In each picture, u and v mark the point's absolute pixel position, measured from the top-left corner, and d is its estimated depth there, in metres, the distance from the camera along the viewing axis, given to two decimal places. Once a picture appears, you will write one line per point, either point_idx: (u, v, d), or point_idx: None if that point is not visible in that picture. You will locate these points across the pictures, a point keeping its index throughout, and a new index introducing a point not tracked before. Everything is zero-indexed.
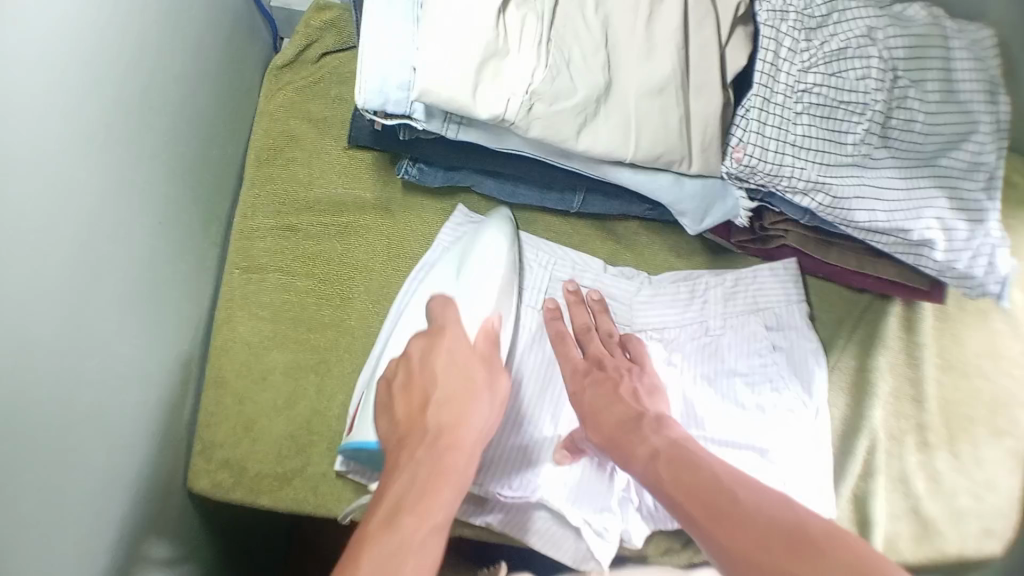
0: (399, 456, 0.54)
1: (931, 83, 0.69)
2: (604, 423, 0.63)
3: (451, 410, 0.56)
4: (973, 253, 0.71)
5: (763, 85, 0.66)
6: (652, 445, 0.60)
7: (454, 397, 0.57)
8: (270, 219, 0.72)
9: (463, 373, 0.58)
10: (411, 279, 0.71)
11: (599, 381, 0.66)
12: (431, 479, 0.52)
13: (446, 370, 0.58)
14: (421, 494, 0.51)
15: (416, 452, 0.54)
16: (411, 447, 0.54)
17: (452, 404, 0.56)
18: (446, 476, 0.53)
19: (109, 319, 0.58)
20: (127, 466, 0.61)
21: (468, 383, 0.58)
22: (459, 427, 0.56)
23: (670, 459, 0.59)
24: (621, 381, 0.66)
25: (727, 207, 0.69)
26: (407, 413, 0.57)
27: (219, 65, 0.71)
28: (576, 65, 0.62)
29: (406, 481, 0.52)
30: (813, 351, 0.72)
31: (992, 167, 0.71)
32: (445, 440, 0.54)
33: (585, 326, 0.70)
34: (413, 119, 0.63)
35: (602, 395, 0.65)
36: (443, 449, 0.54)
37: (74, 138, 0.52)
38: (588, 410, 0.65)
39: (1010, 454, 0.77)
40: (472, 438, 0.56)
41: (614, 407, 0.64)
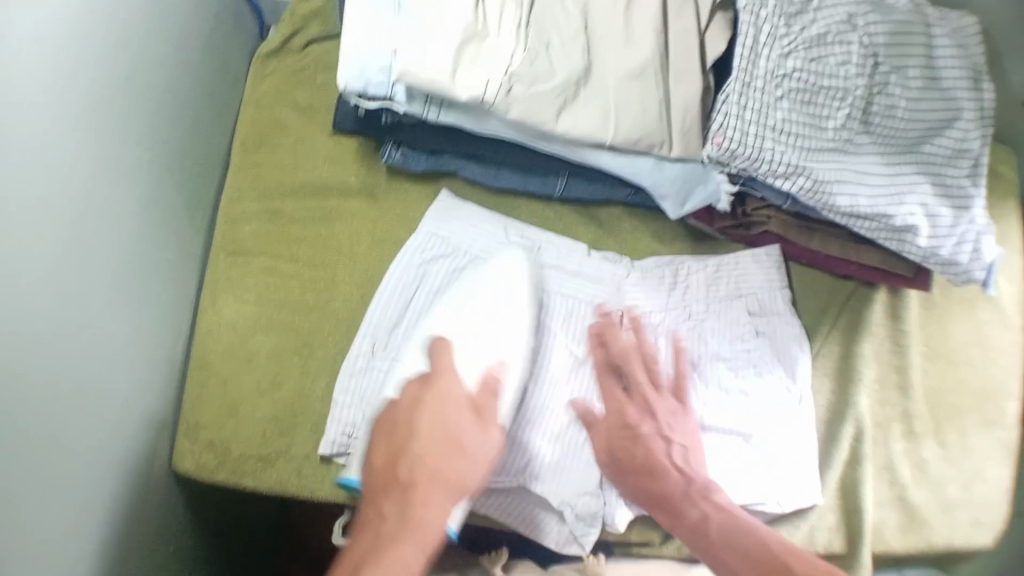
0: (369, 514, 0.60)
1: (914, 70, 0.70)
2: (654, 484, 0.66)
3: (426, 469, 0.62)
4: (957, 240, 0.70)
5: (744, 70, 0.67)
6: (700, 517, 0.64)
7: (428, 458, 0.62)
8: (255, 203, 0.73)
9: (445, 432, 0.63)
10: (399, 263, 0.71)
11: (647, 446, 0.68)
12: (391, 544, 0.58)
13: (428, 428, 0.63)
14: (377, 560, 0.57)
15: (383, 516, 0.60)
16: (379, 507, 0.61)
17: (427, 466, 0.62)
18: (410, 539, 0.59)
19: (93, 300, 0.58)
20: (114, 447, 0.61)
21: (445, 442, 0.63)
22: (429, 487, 0.61)
23: (718, 530, 0.63)
24: (669, 439, 0.68)
25: (707, 191, 0.70)
26: (389, 461, 0.63)
27: (206, 53, 0.71)
28: (554, 49, 0.62)
29: (367, 547, 0.58)
30: (797, 337, 0.73)
31: (976, 155, 0.71)
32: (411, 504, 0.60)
33: (625, 355, 0.71)
34: (395, 102, 0.63)
35: (653, 460, 0.67)
36: (413, 513, 0.60)
37: (60, 112, 0.53)
38: (634, 462, 0.67)
39: (1000, 444, 0.77)
40: (439, 497, 0.61)
41: (664, 477, 0.66)
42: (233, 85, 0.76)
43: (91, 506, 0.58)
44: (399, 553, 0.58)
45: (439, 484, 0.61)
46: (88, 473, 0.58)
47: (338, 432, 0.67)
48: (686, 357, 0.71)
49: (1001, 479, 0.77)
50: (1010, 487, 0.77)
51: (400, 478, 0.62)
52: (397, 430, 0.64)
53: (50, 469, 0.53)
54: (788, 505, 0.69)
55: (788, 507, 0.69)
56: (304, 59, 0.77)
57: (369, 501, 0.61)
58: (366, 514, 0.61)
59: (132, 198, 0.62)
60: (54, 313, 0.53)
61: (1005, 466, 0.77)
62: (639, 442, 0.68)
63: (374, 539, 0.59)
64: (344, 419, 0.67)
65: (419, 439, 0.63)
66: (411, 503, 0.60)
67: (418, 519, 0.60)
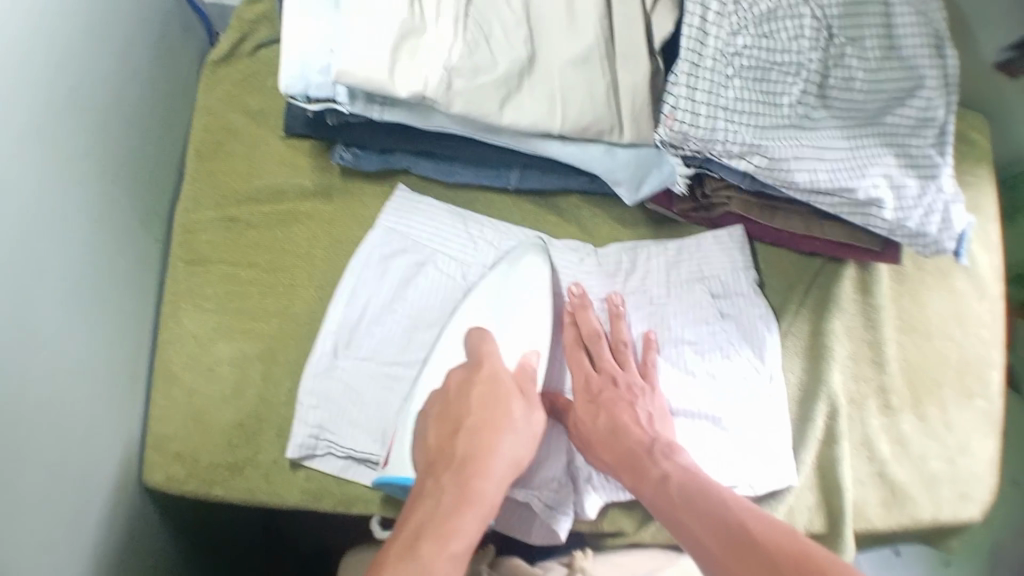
0: (426, 484, 0.61)
1: (870, 40, 0.68)
2: (616, 448, 0.67)
3: (480, 441, 0.62)
4: (925, 211, 0.69)
5: (691, 50, 0.65)
6: (660, 472, 0.63)
7: (480, 432, 0.63)
8: (211, 211, 0.72)
9: (497, 407, 0.63)
10: (359, 258, 0.71)
11: (609, 408, 0.68)
12: (456, 505, 0.59)
13: (485, 404, 0.64)
14: (447, 521, 0.58)
15: (443, 479, 0.61)
16: (441, 472, 0.61)
17: (481, 438, 0.63)
18: (469, 505, 0.59)
19: (51, 317, 0.57)
20: (82, 463, 0.61)
21: (500, 417, 0.63)
22: (487, 460, 0.62)
23: (680, 486, 0.62)
24: (635, 405, 0.69)
25: (663, 174, 0.69)
26: (448, 437, 0.63)
27: (151, 59, 0.71)
28: (496, 38, 0.60)
29: (433, 508, 0.59)
30: (761, 317, 0.73)
31: (942, 122, 0.69)
32: (472, 471, 0.61)
33: (592, 333, 0.71)
34: (337, 103, 0.62)
35: (611, 413, 0.68)
36: (469, 479, 0.60)
37: (9, 127, 0.52)
38: (597, 426, 0.68)
39: (980, 414, 0.76)
40: (498, 468, 0.61)
41: (627, 435, 0.67)
42: (181, 91, 0.76)
43: (60, 524, 0.58)
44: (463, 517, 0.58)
45: (496, 458, 0.62)
46: (54, 491, 0.57)
47: (305, 435, 0.67)
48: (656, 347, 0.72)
49: (985, 452, 0.75)
50: (995, 459, 0.75)
51: (459, 452, 0.62)
52: (451, 407, 0.64)
53: (17, 490, 0.53)
54: (762, 488, 0.69)
55: (762, 490, 0.69)
56: (255, 63, 0.76)
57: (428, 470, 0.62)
58: (424, 483, 0.61)
59: (85, 211, 0.61)
60: (13, 333, 0.53)
61: (990, 439, 0.76)
62: (602, 403, 0.69)
63: (442, 500, 0.59)
64: (310, 422, 0.67)
65: (476, 413, 0.64)
66: (469, 470, 0.61)
67: (474, 483, 0.60)
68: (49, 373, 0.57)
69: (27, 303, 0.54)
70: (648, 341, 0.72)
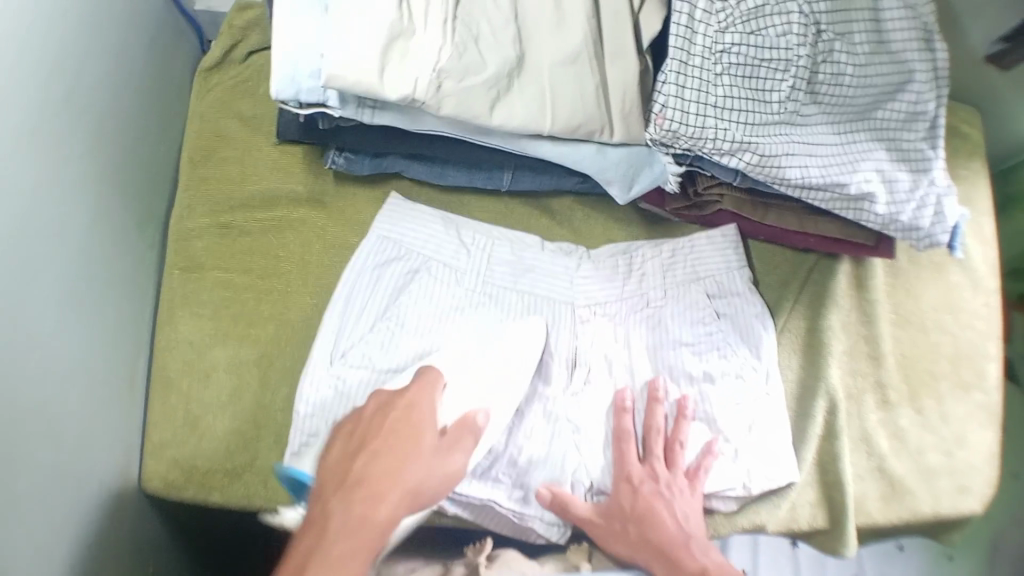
0: (313, 514, 0.56)
1: (858, 35, 0.67)
2: (652, 547, 0.63)
3: (366, 503, 0.56)
4: (918, 204, 0.69)
5: (679, 48, 0.65)
6: (701, 569, 0.60)
7: (369, 492, 0.57)
8: (202, 218, 0.72)
9: (402, 443, 0.60)
10: (352, 266, 0.71)
11: (647, 504, 0.64)
12: (320, 570, 0.52)
13: (389, 436, 0.60)
14: (326, 557, 0.53)
15: (332, 508, 0.56)
16: (329, 499, 0.57)
17: (372, 494, 0.57)
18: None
19: (48, 325, 0.57)
20: (80, 471, 0.61)
21: (407, 454, 0.60)
22: (370, 526, 0.55)
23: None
24: (672, 503, 0.64)
25: (655, 173, 0.70)
26: (338, 491, 0.57)
27: (143, 69, 0.71)
28: (485, 39, 0.60)
29: (312, 544, 0.54)
30: (757, 315, 0.72)
31: (932, 116, 0.70)
32: (352, 532, 0.54)
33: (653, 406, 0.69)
34: (328, 106, 0.62)
35: (650, 513, 0.64)
36: (356, 515, 0.55)
37: (6, 133, 0.52)
38: (639, 511, 0.64)
39: (978, 407, 0.76)
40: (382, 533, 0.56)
41: (662, 528, 0.63)
42: (173, 99, 0.76)
43: (60, 533, 0.58)
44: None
45: (383, 522, 0.56)
46: (54, 500, 0.58)
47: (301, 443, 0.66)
48: (688, 413, 0.69)
49: (983, 444, 0.75)
50: (994, 451, 0.75)
51: (341, 507, 0.56)
52: (355, 435, 0.61)
53: (16, 500, 0.53)
54: (757, 488, 0.68)
55: (757, 489, 0.68)
56: (248, 70, 0.77)
57: (309, 519, 0.56)
58: (312, 509, 0.57)
59: (80, 218, 0.61)
60: (13, 344, 0.53)
61: (988, 431, 0.76)
62: (640, 500, 0.65)
63: (314, 565, 0.53)
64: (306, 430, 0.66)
65: (373, 468, 0.58)
66: (341, 536, 0.54)
67: (360, 517, 0.55)
68: (48, 382, 0.57)
69: (25, 313, 0.54)
70: (680, 412, 0.68)
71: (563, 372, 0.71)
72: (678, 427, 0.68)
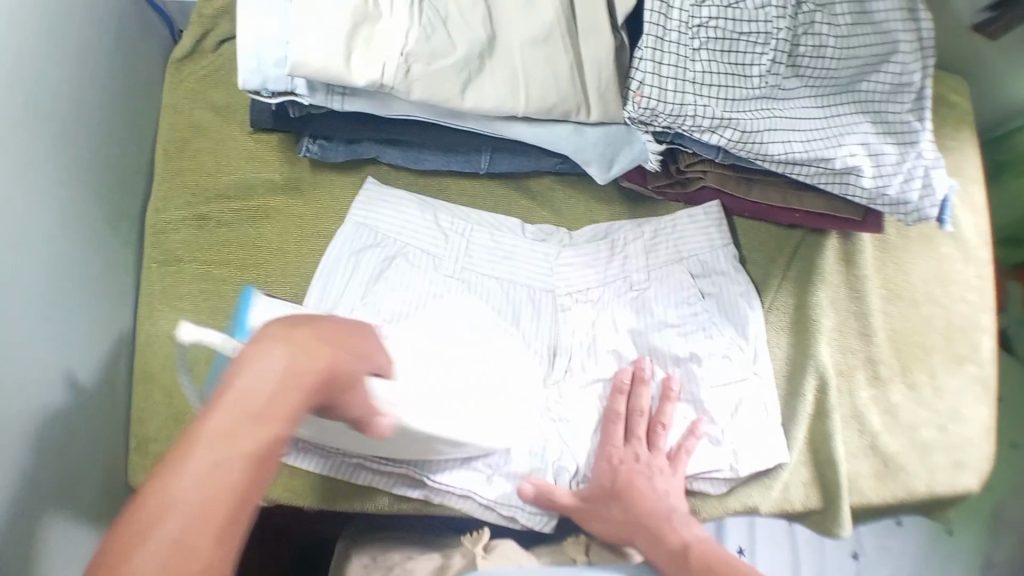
0: (239, 372, 0.38)
1: (840, 6, 0.66)
2: (638, 523, 0.64)
3: (323, 347, 0.42)
4: (905, 177, 0.68)
5: (654, 24, 0.63)
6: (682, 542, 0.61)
7: (313, 343, 0.41)
8: (180, 210, 0.72)
9: (371, 340, 0.49)
10: (329, 255, 0.70)
11: (626, 479, 0.65)
12: (247, 428, 0.37)
13: (361, 329, 0.48)
14: (246, 432, 0.37)
15: (279, 360, 0.39)
16: (283, 349, 0.40)
17: (328, 346, 0.42)
18: (268, 433, 0.38)
19: (25, 325, 0.56)
20: (71, 472, 0.60)
21: (348, 331, 0.46)
22: (307, 378, 0.40)
23: (695, 559, 0.59)
24: (653, 479, 0.65)
25: (634, 152, 0.68)
26: (276, 341, 0.40)
27: (110, 62, 0.69)
28: (453, 22, 0.60)
29: (241, 408, 0.37)
30: (743, 294, 0.72)
31: (919, 87, 0.68)
32: (296, 381, 0.39)
33: (640, 388, 0.68)
34: (297, 95, 0.62)
35: (631, 488, 0.64)
36: (299, 380, 0.39)
37: None
38: (622, 485, 0.65)
39: (971, 379, 0.75)
40: (330, 388, 0.42)
41: (643, 504, 0.64)
42: (144, 92, 0.75)
43: (54, 536, 0.57)
44: (260, 440, 0.37)
45: (322, 377, 0.41)
46: (48, 503, 0.56)
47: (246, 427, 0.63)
48: (673, 395, 0.68)
49: (976, 417, 0.74)
50: (988, 423, 0.75)
51: (281, 350, 0.40)
52: (313, 319, 0.44)
53: (10, 501, 0.52)
54: (744, 469, 0.68)
55: (744, 471, 0.68)
56: (219, 59, 0.76)
57: (235, 363, 0.39)
58: (251, 359, 0.39)
59: (50, 216, 0.60)
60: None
61: (982, 404, 0.75)
62: (619, 476, 0.65)
63: (241, 415, 0.37)
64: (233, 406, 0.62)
65: (325, 328, 0.44)
66: (271, 392, 0.38)
67: (310, 382, 0.40)
68: (30, 384, 0.56)
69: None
70: (666, 392, 0.68)
71: (543, 358, 0.71)
72: (663, 408, 0.68)
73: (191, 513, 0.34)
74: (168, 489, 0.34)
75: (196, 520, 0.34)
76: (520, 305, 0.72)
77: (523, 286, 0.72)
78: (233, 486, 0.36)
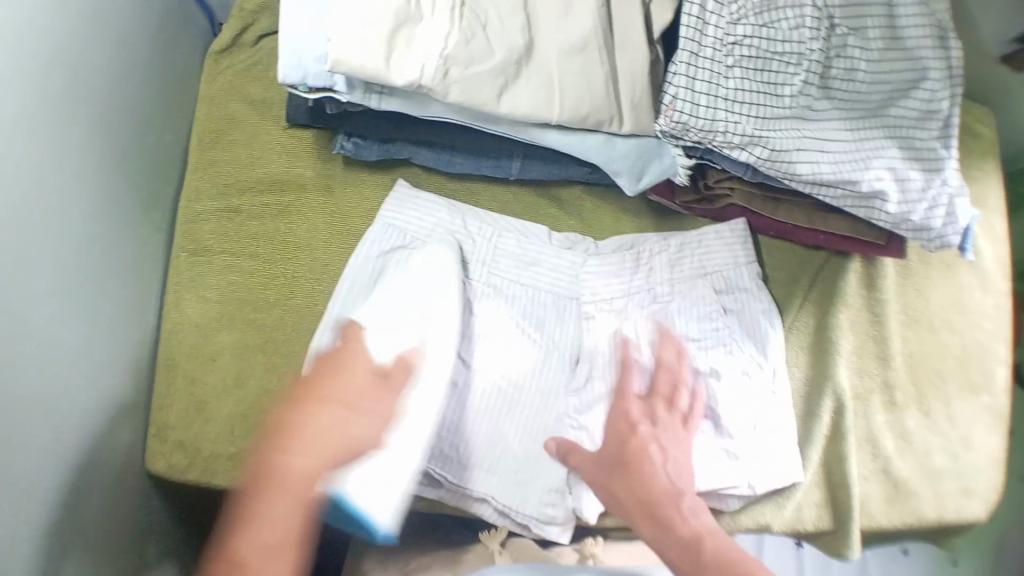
0: (269, 463, 0.57)
1: (873, 30, 0.66)
2: (629, 495, 0.62)
3: (307, 441, 0.57)
4: (929, 204, 0.68)
5: (690, 39, 0.64)
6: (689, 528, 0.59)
7: (310, 430, 0.58)
8: (212, 202, 0.73)
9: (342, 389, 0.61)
10: (358, 254, 0.71)
11: (636, 451, 0.63)
12: (281, 495, 0.56)
13: (336, 393, 0.60)
14: (274, 507, 0.55)
15: (288, 448, 0.57)
16: (291, 440, 0.57)
17: (315, 427, 0.58)
18: (309, 485, 0.57)
19: (49, 304, 0.57)
20: (86, 453, 0.61)
21: (326, 393, 0.60)
22: (320, 456, 0.57)
23: (709, 552, 0.57)
24: (661, 451, 0.64)
25: (664, 165, 0.69)
26: (287, 441, 0.57)
27: (152, 55, 0.71)
28: (493, 28, 0.61)
29: (270, 488, 0.56)
30: (765, 313, 0.73)
31: (947, 115, 0.68)
32: (307, 471, 0.57)
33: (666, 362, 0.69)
34: (335, 91, 0.63)
35: (640, 460, 0.63)
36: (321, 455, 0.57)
37: (16, 110, 0.52)
38: (630, 463, 0.63)
39: (986, 410, 0.75)
40: (336, 460, 0.58)
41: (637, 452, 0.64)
42: (184, 81, 0.76)
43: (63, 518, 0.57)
44: (292, 499, 0.56)
45: (325, 446, 0.58)
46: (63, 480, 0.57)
47: None
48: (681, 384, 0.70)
49: (989, 447, 0.75)
50: (999, 453, 0.75)
51: (292, 456, 0.57)
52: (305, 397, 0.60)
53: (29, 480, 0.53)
54: (760, 487, 0.69)
55: (759, 488, 0.69)
56: (258, 54, 0.77)
57: (274, 463, 0.57)
58: (272, 460, 0.57)
59: (78, 199, 0.60)
60: (14, 327, 0.52)
61: (995, 434, 0.75)
62: (629, 447, 0.64)
63: (284, 492, 0.56)
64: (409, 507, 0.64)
65: (310, 402, 0.60)
66: (297, 474, 0.56)
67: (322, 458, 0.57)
68: (52, 361, 0.57)
69: (29, 291, 0.54)
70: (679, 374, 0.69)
71: (564, 371, 0.71)
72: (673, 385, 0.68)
73: (275, 543, 0.54)
74: (248, 550, 0.54)
75: (275, 548, 0.54)
76: (544, 312, 0.73)
77: (547, 296, 0.73)
78: (290, 526, 0.55)
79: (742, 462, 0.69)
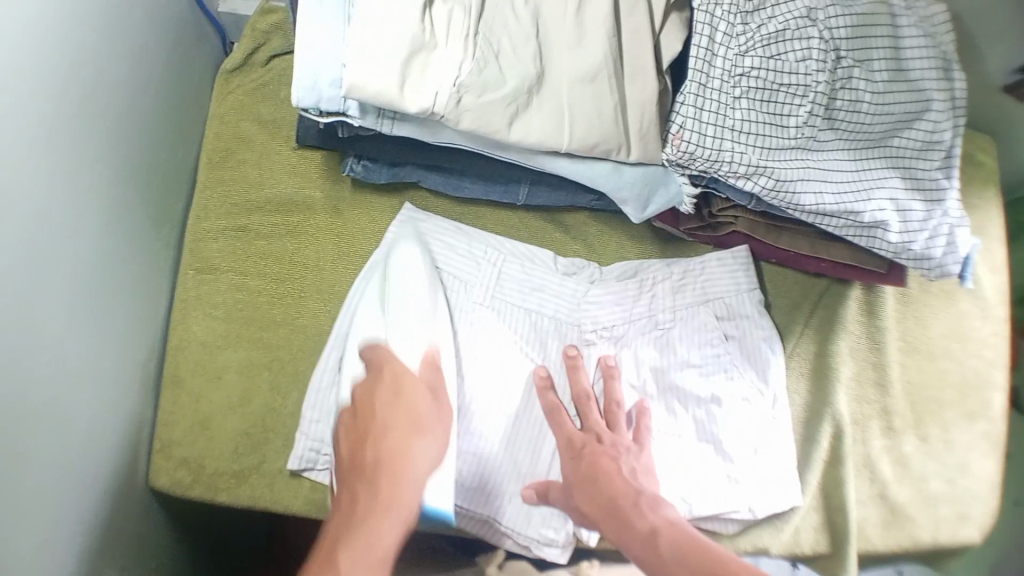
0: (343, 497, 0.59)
1: (879, 62, 0.67)
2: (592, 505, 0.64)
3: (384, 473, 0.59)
4: (930, 233, 0.69)
5: (699, 71, 0.64)
6: (649, 525, 0.60)
7: (375, 461, 0.60)
8: (220, 220, 0.73)
9: (399, 411, 0.63)
10: (363, 276, 0.72)
11: (593, 460, 0.67)
12: (373, 518, 0.57)
13: (393, 414, 0.62)
14: (364, 522, 0.56)
15: (355, 485, 0.59)
16: (357, 475, 0.60)
17: (382, 454, 0.60)
18: (395, 509, 0.58)
19: (61, 320, 0.57)
20: (91, 467, 0.61)
21: (378, 418, 0.62)
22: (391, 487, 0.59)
23: (667, 540, 0.59)
24: (620, 459, 0.67)
25: (670, 194, 0.70)
26: (357, 480, 0.59)
27: (164, 72, 0.71)
28: (505, 56, 0.61)
29: (349, 514, 0.57)
30: (766, 339, 0.74)
31: (948, 146, 0.70)
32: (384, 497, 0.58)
33: (581, 391, 0.70)
34: (348, 116, 0.63)
35: (597, 470, 0.66)
36: (394, 485, 0.59)
37: (35, 127, 0.53)
38: (595, 476, 0.65)
39: (982, 436, 0.76)
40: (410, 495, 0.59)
41: (611, 486, 0.64)
42: (194, 99, 0.77)
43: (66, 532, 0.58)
44: (386, 517, 0.57)
45: (393, 475, 0.60)
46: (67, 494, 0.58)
47: (306, 448, 0.67)
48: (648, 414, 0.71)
49: (985, 472, 0.76)
50: (995, 478, 0.75)
51: (363, 491, 0.58)
52: (356, 426, 0.62)
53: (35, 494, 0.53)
54: (761, 511, 0.70)
55: (761, 512, 0.70)
56: (268, 73, 0.78)
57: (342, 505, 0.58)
58: (342, 499, 0.59)
59: (93, 213, 0.61)
60: (26, 343, 0.53)
61: (992, 460, 0.76)
62: (585, 461, 0.67)
63: (371, 514, 0.57)
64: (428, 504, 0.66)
65: (367, 435, 0.62)
66: (376, 501, 0.58)
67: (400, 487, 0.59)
68: (62, 376, 0.57)
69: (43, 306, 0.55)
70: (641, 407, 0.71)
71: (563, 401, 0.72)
72: (609, 387, 0.71)
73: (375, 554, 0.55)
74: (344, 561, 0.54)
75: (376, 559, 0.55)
76: (546, 336, 0.74)
77: (552, 318, 0.74)
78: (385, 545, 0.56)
79: (738, 483, 0.70)
